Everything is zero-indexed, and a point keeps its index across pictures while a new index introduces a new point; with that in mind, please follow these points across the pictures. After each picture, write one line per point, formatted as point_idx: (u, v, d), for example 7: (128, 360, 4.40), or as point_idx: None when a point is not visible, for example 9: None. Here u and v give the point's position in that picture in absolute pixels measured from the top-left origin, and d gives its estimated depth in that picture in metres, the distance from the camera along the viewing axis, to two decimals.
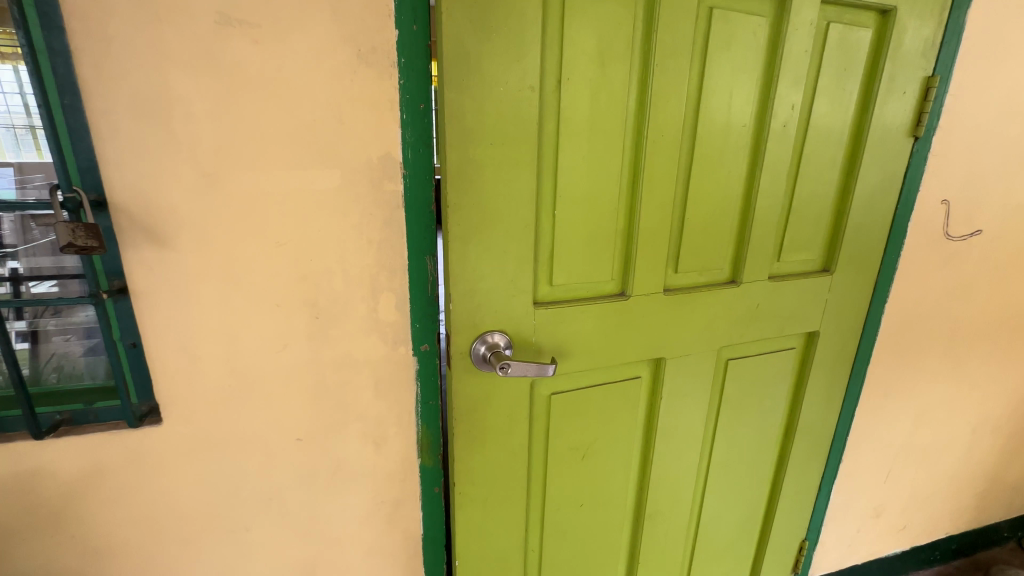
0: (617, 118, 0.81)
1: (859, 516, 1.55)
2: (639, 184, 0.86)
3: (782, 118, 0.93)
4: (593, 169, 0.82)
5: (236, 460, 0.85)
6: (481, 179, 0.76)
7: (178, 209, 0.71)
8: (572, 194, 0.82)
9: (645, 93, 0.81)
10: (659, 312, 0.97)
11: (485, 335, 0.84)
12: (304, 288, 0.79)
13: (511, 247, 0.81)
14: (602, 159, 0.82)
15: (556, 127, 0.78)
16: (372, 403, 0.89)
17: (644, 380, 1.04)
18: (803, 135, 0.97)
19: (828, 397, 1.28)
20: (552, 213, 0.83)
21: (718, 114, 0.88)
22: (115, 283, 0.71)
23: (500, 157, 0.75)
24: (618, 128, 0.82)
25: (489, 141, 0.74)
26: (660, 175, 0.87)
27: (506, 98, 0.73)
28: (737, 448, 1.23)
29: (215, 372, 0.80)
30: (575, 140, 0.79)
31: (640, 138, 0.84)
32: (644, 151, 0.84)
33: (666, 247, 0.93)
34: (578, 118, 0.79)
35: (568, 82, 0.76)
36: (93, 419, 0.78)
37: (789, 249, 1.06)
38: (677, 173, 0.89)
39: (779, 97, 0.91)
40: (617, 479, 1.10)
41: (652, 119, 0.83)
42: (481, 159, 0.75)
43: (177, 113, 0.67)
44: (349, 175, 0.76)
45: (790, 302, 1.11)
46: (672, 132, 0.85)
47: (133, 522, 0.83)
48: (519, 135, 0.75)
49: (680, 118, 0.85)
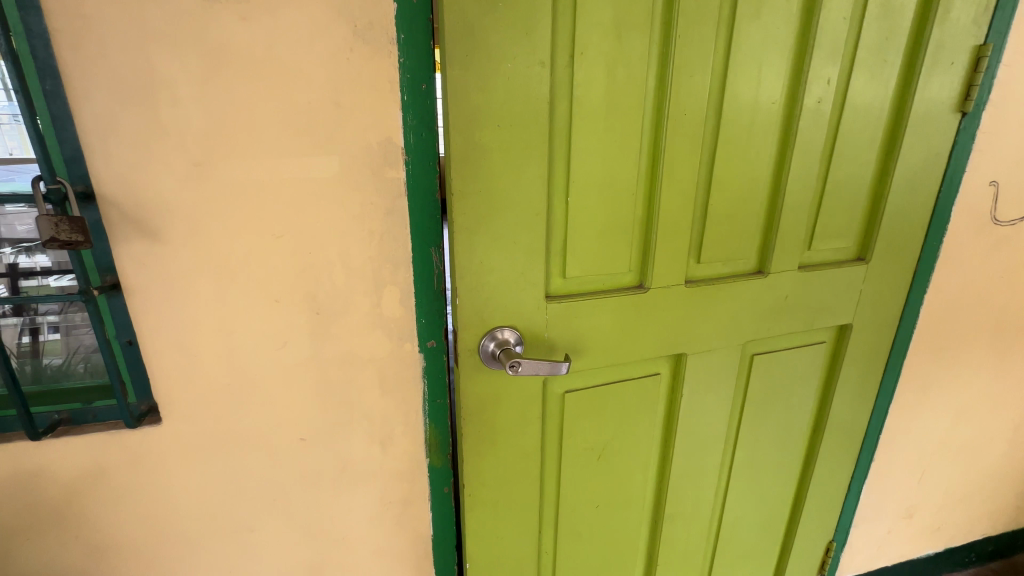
0: (636, 95, 0.75)
1: (890, 516, 1.48)
2: (659, 167, 0.80)
3: (816, 94, 0.85)
4: (610, 152, 0.76)
5: (239, 460, 0.82)
6: (489, 164, 0.70)
7: (168, 200, 0.67)
8: (587, 179, 0.77)
9: (666, 67, 0.75)
10: (681, 306, 0.91)
11: (495, 332, 0.79)
12: (303, 283, 0.76)
13: (522, 238, 0.75)
14: (619, 141, 0.76)
15: (569, 106, 0.72)
16: (377, 402, 0.86)
17: (664, 376, 0.99)
18: (839, 111, 0.89)
19: (859, 394, 1.21)
20: (566, 201, 0.77)
21: (746, 90, 0.81)
22: (107, 279, 0.69)
23: (508, 140, 0.70)
24: (636, 108, 0.76)
25: (496, 124, 0.69)
26: (682, 158, 0.80)
27: (514, 75, 0.67)
28: (761, 447, 1.17)
29: (213, 371, 0.77)
30: (590, 121, 0.74)
31: (661, 117, 0.77)
32: (665, 132, 0.78)
33: (688, 236, 0.86)
34: (593, 97, 0.73)
35: (582, 58, 0.70)
36: (92, 419, 0.76)
37: (821, 236, 0.99)
38: (701, 156, 0.82)
39: (814, 70, 0.83)
40: (634, 479, 1.05)
41: (675, 96, 0.76)
42: (488, 143, 0.69)
43: (163, 97, 0.63)
44: (348, 162, 0.71)
45: (821, 293, 1.03)
46: (695, 111, 0.78)
47: (137, 522, 0.81)
48: (529, 116, 0.70)
49: (705, 95, 0.78)
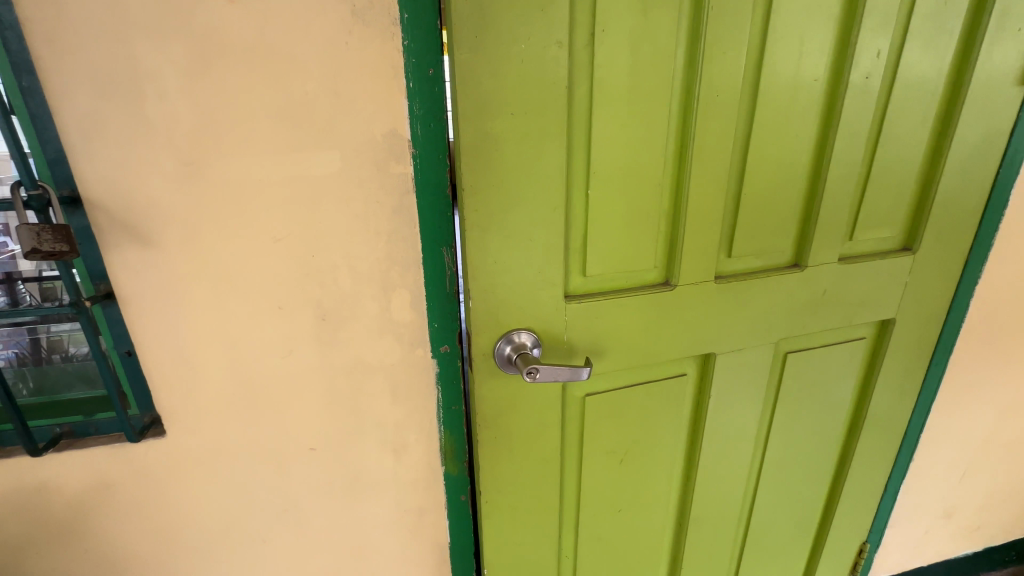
0: (662, 76, 0.68)
1: (928, 516, 1.41)
2: (688, 155, 0.73)
3: (864, 68, 0.77)
4: (633, 139, 0.70)
5: (251, 466, 0.82)
6: (502, 156, 0.64)
7: (161, 202, 0.64)
8: (609, 170, 0.70)
9: (698, 43, 0.67)
10: (710, 304, 0.85)
11: (512, 334, 0.73)
12: (308, 287, 0.72)
13: (539, 235, 0.69)
14: (644, 127, 0.70)
15: (589, 90, 0.66)
16: (389, 408, 0.83)
17: (691, 378, 0.93)
18: (889, 86, 0.80)
19: (899, 391, 1.14)
20: (586, 194, 0.71)
21: (785, 66, 0.73)
22: (101, 287, 0.67)
23: (523, 129, 0.64)
24: (664, 89, 0.69)
25: (509, 112, 0.63)
26: (714, 144, 0.73)
27: (528, 56, 0.61)
28: (793, 448, 1.11)
29: (219, 378, 0.76)
30: (612, 106, 0.67)
31: (690, 101, 0.70)
32: (695, 116, 0.70)
33: (719, 229, 0.80)
34: (616, 78, 0.66)
35: (604, 35, 0.63)
36: (94, 431, 0.76)
37: (864, 225, 0.91)
38: (734, 141, 0.75)
39: (863, 40, 0.75)
40: (658, 484, 1.00)
41: (706, 76, 0.69)
42: (500, 133, 0.63)
43: (149, 91, 0.59)
44: (349, 156, 0.66)
45: (861, 287, 0.96)
46: (729, 91, 0.71)
47: (153, 523, 0.82)
48: (546, 102, 0.63)
49: (740, 74, 0.70)
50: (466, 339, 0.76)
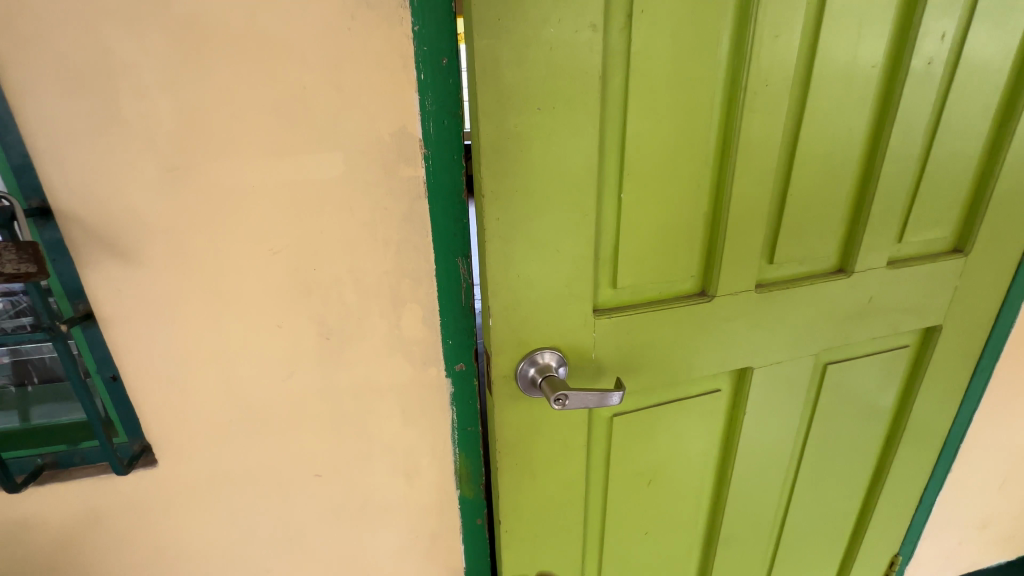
0: (706, 64, 0.60)
1: (962, 526, 1.34)
2: (732, 153, 0.65)
3: (927, 53, 0.69)
4: (672, 136, 0.62)
5: (250, 495, 0.75)
6: (527, 157, 0.57)
7: (143, 213, 0.57)
8: (644, 170, 0.63)
9: (747, 26, 0.59)
10: (749, 315, 0.77)
11: (535, 355, 0.66)
12: (310, 304, 0.65)
13: (567, 245, 0.62)
14: (684, 122, 0.62)
15: (625, 81, 0.58)
16: (399, 431, 0.76)
17: (725, 393, 0.86)
18: (951, 73, 0.72)
19: (941, 401, 1.07)
20: (618, 198, 0.63)
21: (841, 51, 0.65)
22: (79, 308, 0.60)
23: (551, 126, 0.56)
24: (707, 78, 0.61)
25: (536, 106, 0.55)
26: (760, 139, 0.65)
27: (558, 42, 0.53)
28: (828, 462, 1.04)
29: (213, 403, 0.69)
30: (649, 99, 0.59)
31: (736, 92, 0.62)
32: (741, 109, 0.63)
33: (762, 234, 0.72)
34: (655, 66, 0.58)
35: (643, 17, 0.55)
36: (80, 461, 0.69)
37: (915, 226, 0.83)
38: (782, 136, 0.67)
39: (926, 22, 0.67)
40: (687, 503, 0.94)
41: (756, 64, 0.61)
42: (525, 130, 0.55)
43: (124, 87, 0.52)
44: (353, 158, 0.59)
45: (909, 292, 0.89)
46: (780, 79, 0.63)
47: (146, 554, 0.76)
48: (577, 94, 0.56)
49: (792, 61, 0.63)
50: (484, 358, 0.69)
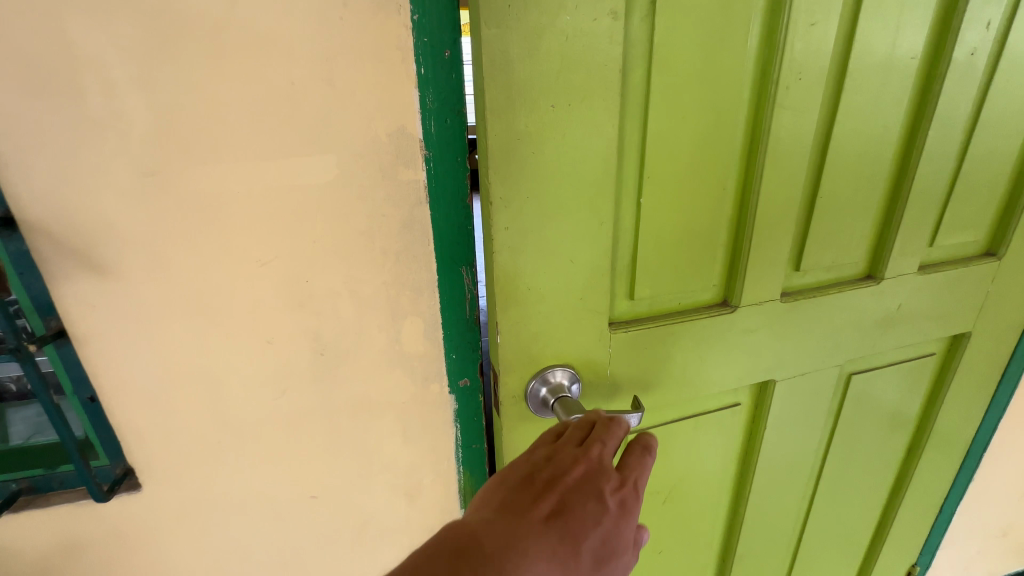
0: (735, 56, 0.55)
1: (981, 535, 1.30)
2: (761, 153, 0.60)
3: (969, 44, 0.64)
4: (696, 134, 0.57)
5: (241, 519, 0.71)
6: (539, 159, 0.51)
7: (117, 223, 0.52)
8: (665, 172, 0.57)
9: (780, 14, 0.54)
10: (773, 325, 0.72)
11: (546, 373, 0.61)
12: (302, 318, 0.60)
13: (582, 255, 0.57)
14: (710, 120, 0.57)
15: (646, 75, 0.53)
16: (400, 451, 0.71)
17: (744, 407, 0.81)
18: (993, 66, 0.67)
19: (966, 410, 1.02)
20: (638, 203, 0.58)
21: (880, 41, 0.60)
22: (51, 325, 0.55)
23: (566, 124, 0.51)
24: (736, 70, 0.56)
25: (550, 102, 0.49)
26: (791, 138, 0.60)
27: (575, 31, 0.48)
28: (850, 475, 0.99)
29: (199, 425, 0.64)
30: (673, 94, 0.54)
31: (767, 87, 0.57)
32: (772, 105, 0.58)
33: (790, 240, 0.67)
34: (680, 57, 0.53)
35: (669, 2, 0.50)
36: (58, 486, 0.64)
37: (948, 229, 0.78)
38: (814, 134, 0.62)
39: (971, 10, 0.62)
40: (702, 520, 0.89)
41: (788, 56, 0.56)
42: (538, 129, 0.50)
43: (92, 84, 0.46)
44: (349, 160, 0.53)
45: (939, 299, 0.84)
46: (814, 72, 0.58)
47: None
48: (595, 89, 0.50)
49: (828, 51, 0.57)
50: (491, 374, 0.64)
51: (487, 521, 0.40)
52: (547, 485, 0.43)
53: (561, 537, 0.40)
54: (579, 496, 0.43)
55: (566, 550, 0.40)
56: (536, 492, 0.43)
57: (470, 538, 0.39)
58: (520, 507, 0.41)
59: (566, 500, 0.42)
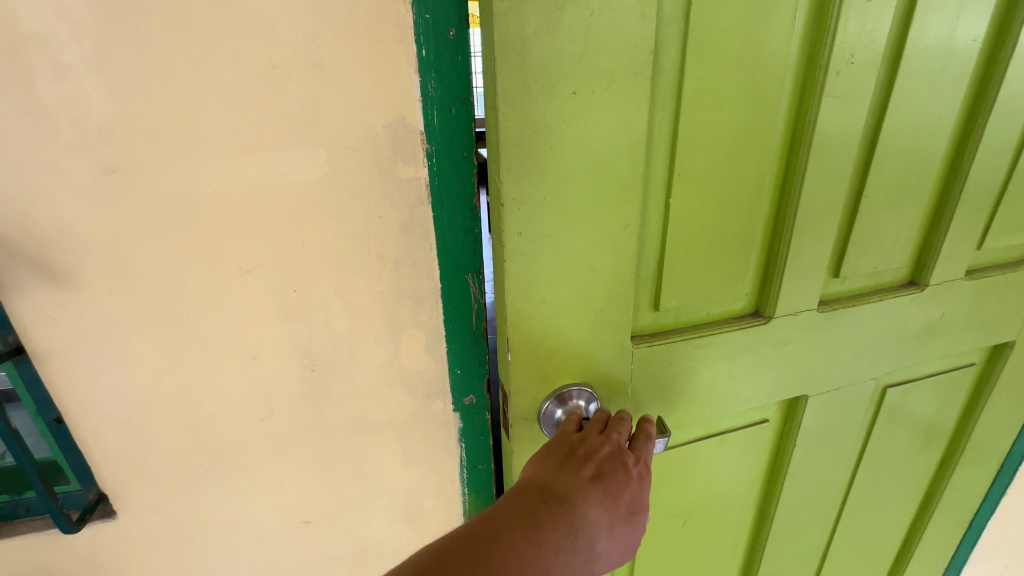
0: (780, 37, 0.48)
1: (1011, 551, 1.23)
2: (804, 147, 0.53)
3: None
4: (734, 125, 0.50)
5: (226, 546, 0.65)
6: (558, 155, 0.45)
7: (77, 227, 0.46)
8: (698, 169, 0.51)
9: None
10: (809, 336, 0.66)
11: (560, 395, 0.54)
12: (290, 332, 0.54)
13: (604, 262, 0.51)
14: (749, 110, 0.51)
15: (680, 57, 0.46)
16: (400, 474, 0.65)
17: (772, 423, 0.75)
18: None
19: (1004, 422, 0.96)
20: (667, 204, 0.52)
21: (941, 22, 0.53)
22: (8, 340, 0.49)
23: (589, 113, 0.44)
24: (781, 52, 0.49)
25: (571, 88, 0.43)
26: (838, 130, 0.54)
27: (602, 6, 0.41)
28: (880, 492, 0.93)
29: (177, 448, 0.58)
30: (710, 80, 0.48)
31: (814, 72, 0.51)
32: (820, 92, 0.51)
33: (831, 244, 0.61)
34: (719, 36, 0.46)
35: None
36: (26, 513, 0.59)
37: (998, 231, 0.72)
38: (863, 127, 0.56)
39: None
40: (723, 541, 0.83)
41: (840, 37, 0.49)
42: (557, 120, 0.44)
43: (41, 67, 0.40)
44: (341, 156, 0.47)
45: (985, 306, 0.77)
46: (866, 56, 0.51)
47: None
48: (623, 73, 0.44)
49: (883, 33, 0.51)
50: (500, 392, 0.57)
51: (540, 487, 0.41)
52: (589, 452, 0.45)
53: (606, 495, 0.42)
54: (615, 460, 0.45)
55: (613, 504, 0.42)
56: (579, 460, 0.44)
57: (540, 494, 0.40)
58: (566, 473, 0.42)
59: (608, 465, 0.44)
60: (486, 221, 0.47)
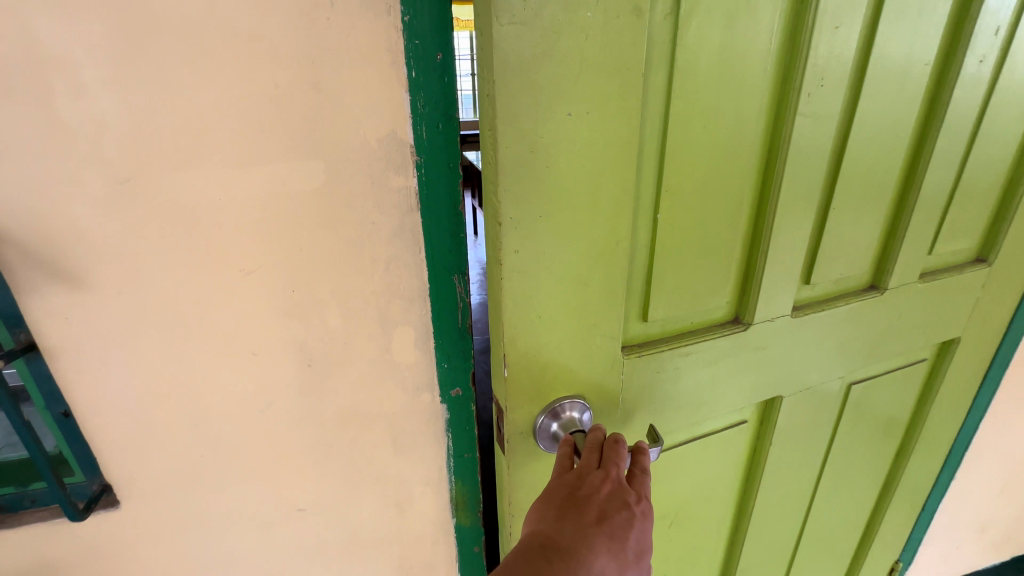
0: (756, 62, 0.54)
1: (962, 531, 1.32)
2: (780, 165, 0.59)
3: (980, 52, 0.65)
4: (714, 144, 0.56)
5: (225, 532, 0.68)
6: (554, 175, 0.49)
7: (89, 234, 0.49)
8: (683, 186, 0.56)
9: (805, 15, 0.53)
10: (786, 339, 0.72)
11: (556, 407, 0.59)
12: (289, 329, 0.58)
13: (597, 274, 0.55)
14: (729, 129, 0.56)
15: (666, 81, 0.51)
16: (391, 462, 0.69)
17: (750, 424, 0.81)
18: (997, 77, 0.70)
19: (954, 410, 1.04)
20: (654, 219, 0.57)
21: (901, 50, 0.60)
22: (21, 337, 0.52)
23: (583, 137, 0.49)
24: (758, 75, 0.54)
25: (566, 112, 0.47)
26: (810, 148, 0.59)
27: (596, 33, 0.46)
28: (844, 480, 0.99)
29: (180, 440, 0.61)
30: (693, 103, 0.53)
31: (788, 94, 0.56)
32: (793, 112, 0.57)
33: (803, 254, 0.67)
34: (702, 59, 0.51)
35: None
36: (31, 504, 0.61)
37: (946, 237, 0.80)
38: (832, 145, 0.62)
39: (987, 14, 0.63)
40: (705, 535, 0.88)
41: (812, 59, 0.55)
42: (553, 143, 0.48)
43: (61, 86, 0.43)
44: (337, 167, 0.51)
45: (938, 305, 0.85)
46: (835, 79, 0.57)
47: None
48: (615, 96, 0.48)
49: (849, 56, 0.57)
50: (495, 407, 0.61)
51: (548, 542, 0.45)
52: (590, 496, 0.48)
53: (611, 541, 0.46)
54: (616, 501, 0.48)
55: (618, 549, 0.46)
56: (579, 508, 0.47)
57: (547, 554, 0.44)
58: (570, 524, 0.46)
59: (609, 508, 0.48)
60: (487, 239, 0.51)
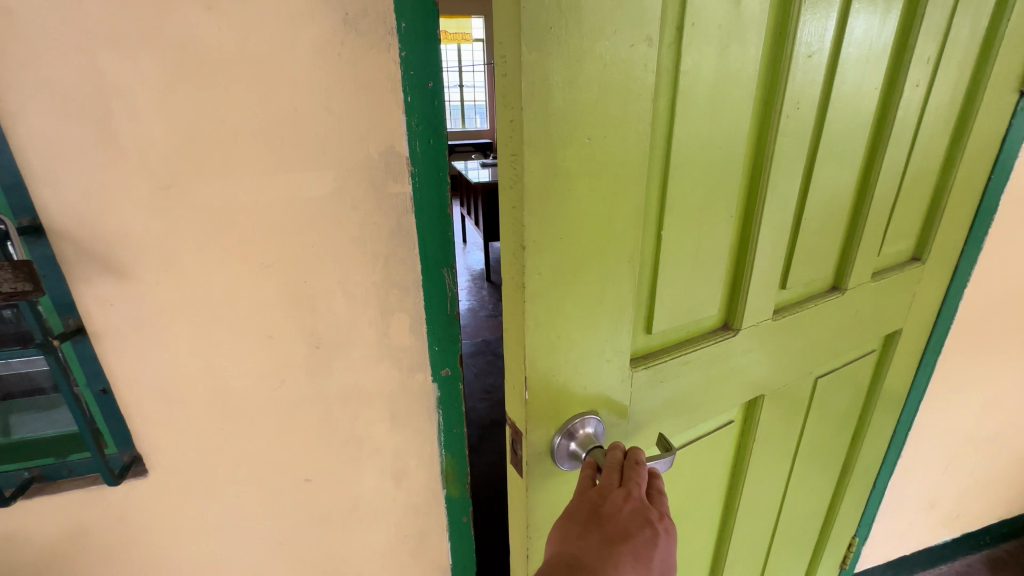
0: (742, 91, 0.61)
1: (913, 508, 1.44)
2: (762, 179, 0.68)
3: (914, 78, 0.77)
4: (708, 164, 0.62)
5: (240, 500, 0.76)
6: (575, 199, 0.52)
7: (134, 233, 0.57)
8: (682, 204, 0.62)
9: (784, 45, 0.62)
10: (768, 339, 0.81)
11: (570, 424, 0.61)
12: (300, 316, 0.67)
13: (611, 290, 0.59)
14: (719, 151, 0.62)
15: (667, 108, 0.56)
16: (389, 436, 0.78)
17: (735, 424, 0.89)
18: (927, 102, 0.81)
19: (897, 394, 1.15)
20: (657, 237, 0.62)
21: (851, 83, 0.71)
22: (70, 322, 0.60)
23: (599, 162, 0.52)
24: (742, 102, 0.62)
25: (585, 140, 0.51)
26: (787, 164, 0.69)
27: (612, 61, 0.49)
28: (809, 465, 1.08)
29: (204, 414, 0.69)
30: (690, 128, 0.58)
31: (771, 116, 0.65)
32: (775, 134, 0.66)
33: (781, 262, 0.76)
34: (698, 88, 0.57)
35: (693, 29, 0.53)
36: (69, 473, 0.69)
37: (891, 241, 0.91)
38: (802, 172, 0.72)
39: (919, 47, 0.75)
40: (701, 534, 0.94)
41: (791, 84, 0.64)
42: (575, 169, 0.51)
43: (118, 109, 0.52)
44: (345, 177, 0.60)
45: (885, 301, 0.96)
46: (807, 104, 0.67)
47: (135, 557, 0.76)
48: (628, 123, 0.53)
49: (817, 88, 0.67)
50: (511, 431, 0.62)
51: (576, 561, 0.50)
52: (613, 514, 0.53)
53: (635, 558, 0.50)
54: (639, 520, 0.53)
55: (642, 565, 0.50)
56: (602, 526, 0.52)
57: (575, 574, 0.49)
58: (595, 542, 0.51)
59: (632, 527, 0.52)
60: (511, 263, 0.54)
